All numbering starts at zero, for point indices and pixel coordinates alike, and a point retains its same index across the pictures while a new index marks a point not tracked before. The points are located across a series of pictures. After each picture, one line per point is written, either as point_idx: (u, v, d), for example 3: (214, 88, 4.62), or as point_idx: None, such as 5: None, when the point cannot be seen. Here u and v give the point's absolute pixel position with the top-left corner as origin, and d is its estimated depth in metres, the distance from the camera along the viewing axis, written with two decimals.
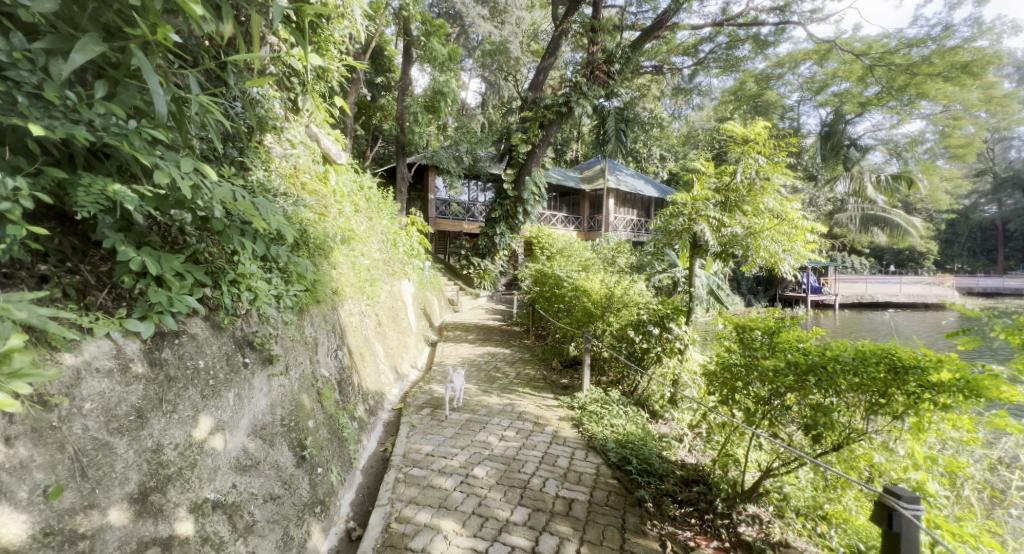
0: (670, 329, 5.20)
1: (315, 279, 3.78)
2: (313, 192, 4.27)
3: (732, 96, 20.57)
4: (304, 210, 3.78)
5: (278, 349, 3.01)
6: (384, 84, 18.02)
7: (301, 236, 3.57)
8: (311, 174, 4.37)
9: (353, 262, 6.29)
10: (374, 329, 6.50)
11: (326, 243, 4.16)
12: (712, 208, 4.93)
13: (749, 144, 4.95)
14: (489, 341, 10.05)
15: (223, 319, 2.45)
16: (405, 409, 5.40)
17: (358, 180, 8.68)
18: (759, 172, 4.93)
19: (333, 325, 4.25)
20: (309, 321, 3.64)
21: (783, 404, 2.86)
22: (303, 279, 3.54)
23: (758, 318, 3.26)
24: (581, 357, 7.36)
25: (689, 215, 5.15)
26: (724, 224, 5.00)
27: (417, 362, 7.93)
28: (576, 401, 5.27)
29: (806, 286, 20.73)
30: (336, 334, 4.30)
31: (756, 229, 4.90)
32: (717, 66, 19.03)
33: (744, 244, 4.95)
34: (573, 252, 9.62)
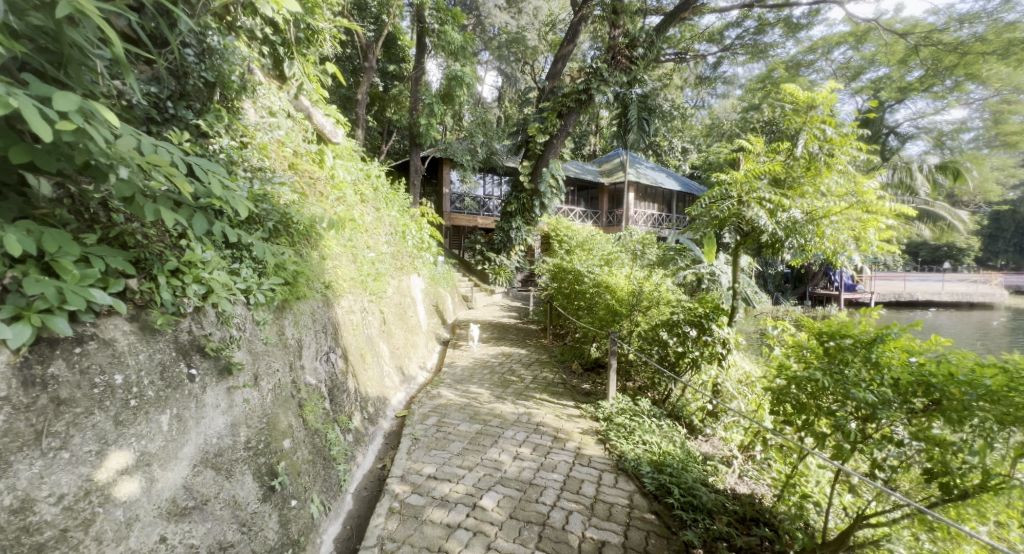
0: (710, 332, 4.56)
1: (298, 270, 3.23)
2: (299, 169, 3.75)
3: (760, 84, 19.60)
4: (284, 190, 3.26)
5: (244, 355, 2.47)
6: (397, 74, 17.61)
7: (279, 219, 3.05)
8: (297, 150, 3.86)
9: (355, 255, 5.78)
10: (378, 328, 6.00)
11: (313, 228, 3.63)
12: (766, 188, 4.24)
13: (812, 113, 4.35)
14: (504, 340, 9.51)
15: (155, 319, 1.98)
16: (409, 416, 4.88)
17: (364, 168, 8.19)
18: (824, 145, 4.29)
19: (323, 325, 3.72)
20: (290, 319, 3.10)
21: (888, 438, 2.29)
22: (284, 272, 3.02)
23: (836, 322, 2.69)
24: (604, 359, 6.76)
25: (736, 197, 4.44)
26: (778, 208, 4.31)
27: (427, 362, 7.42)
28: (600, 411, 4.75)
29: (839, 284, 19.71)
30: (327, 335, 3.80)
31: (820, 212, 4.19)
32: (744, 52, 18.24)
33: (805, 230, 4.23)
34: (595, 245, 8.99)
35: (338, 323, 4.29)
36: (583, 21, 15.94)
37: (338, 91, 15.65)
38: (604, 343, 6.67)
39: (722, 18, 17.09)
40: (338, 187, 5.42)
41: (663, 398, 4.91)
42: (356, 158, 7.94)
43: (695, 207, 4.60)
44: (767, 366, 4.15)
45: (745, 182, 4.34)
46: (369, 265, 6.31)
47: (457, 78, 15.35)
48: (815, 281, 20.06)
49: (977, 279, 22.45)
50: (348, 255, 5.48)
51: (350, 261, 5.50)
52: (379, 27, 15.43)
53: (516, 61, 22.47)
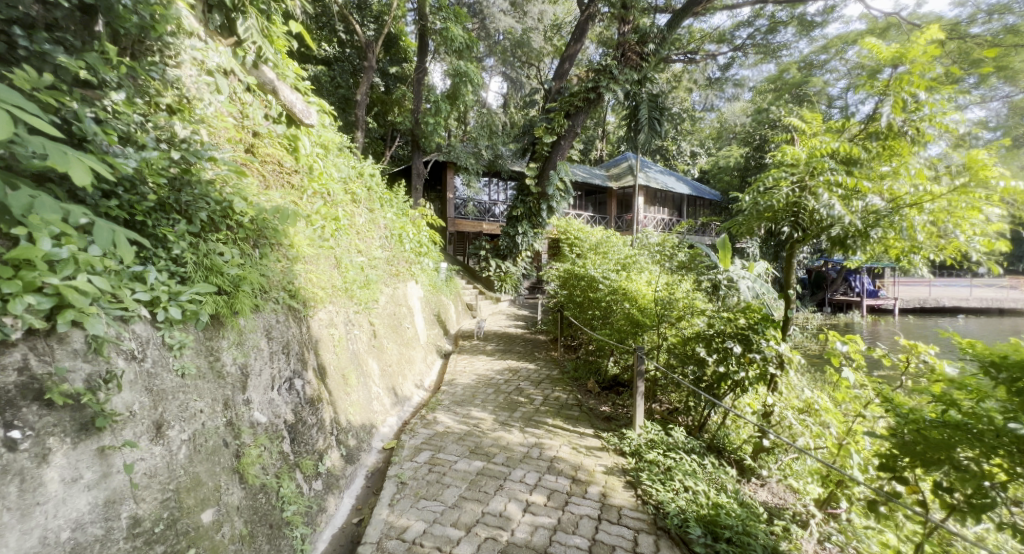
0: (757, 349, 3.78)
1: (240, 277, 2.57)
2: (236, 141, 3.14)
3: (771, 86, 18.94)
4: (219, 174, 2.68)
5: (124, 406, 1.88)
6: (399, 75, 17.13)
7: (205, 216, 2.51)
8: (251, 127, 3.34)
9: (337, 260, 5.05)
10: (367, 344, 5.30)
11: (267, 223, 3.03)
12: (837, 171, 3.55)
13: (898, 75, 3.50)
14: (511, 353, 8.79)
15: None
16: (398, 448, 4.15)
17: (357, 165, 7.50)
18: (915, 115, 3.46)
19: (284, 343, 3.02)
20: (228, 341, 2.43)
21: None
22: (216, 279, 2.37)
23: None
24: (623, 377, 6.01)
25: (797, 183, 3.75)
26: (851, 195, 3.55)
27: (425, 380, 6.68)
28: (627, 444, 4.04)
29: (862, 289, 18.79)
30: (289, 356, 3.07)
31: (908, 200, 3.35)
32: (755, 52, 17.77)
33: (890, 220, 3.36)
34: (610, 248, 8.20)
35: (311, 340, 3.58)
36: (591, 19, 15.43)
37: (336, 91, 15.08)
38: (624, 358, 5.90)
39: (734, 16, 16.51)
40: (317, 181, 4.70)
41: (698, 426, 4.16)
42: (346, 153, 7.25)
43: (743, 197, 3.93)
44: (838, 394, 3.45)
45: (809, 164, 3.66)
46: (354, 269, 5.59)
47: (461, 76, 14.79)
48: (835, 287, 19.14)
49: (1007, 285, 21.43)
50: (326, 257, 4.77)
51: (329, 263, 4.78)
52: (380, 26, 15.00)
53: (521, 63, 21.98)
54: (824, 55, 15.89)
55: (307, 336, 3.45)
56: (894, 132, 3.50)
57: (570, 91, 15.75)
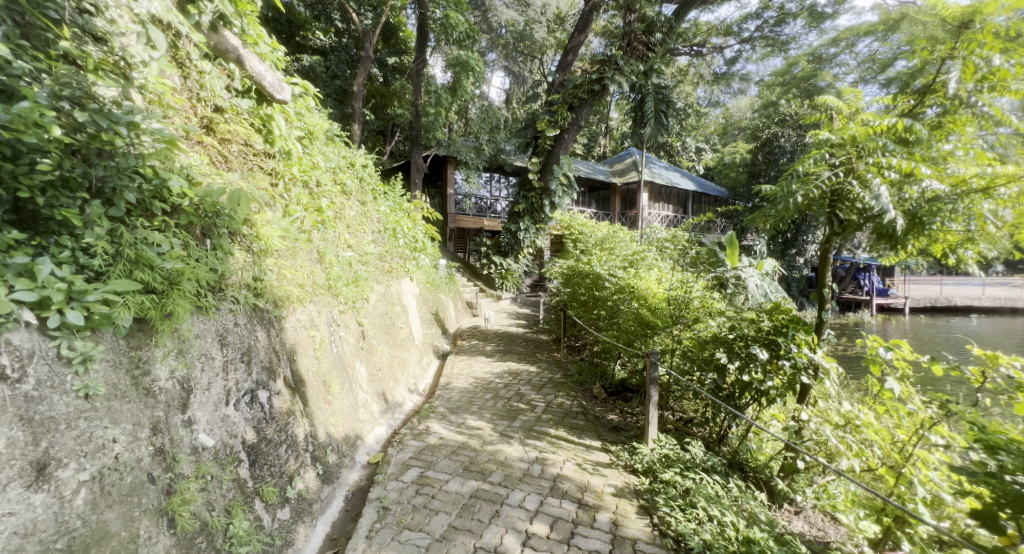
0: (786, 356, 3.38)
1: (174, 278, 2.28)
2: (178, 110, 2.77)
3: (779, 81, 18.41)
4: (157, 157, 2.34)
5: None
6: (398, 66, 16.67)
7: (129, 206, 2.25)
8: (191, 101, 2.99)
9: (321, 256, 4.65)
10: (354, 347, 4.92)
11: (220, 213, 2.69)
12: (892, 151, 3.07)
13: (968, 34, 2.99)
14: (511, 354, 8.36)
15: None
16: (384, 463, 3.76)
17: (347, 154, 7.06)
18: (982, 85, 3.02)
19: (244, 349, 2.67)
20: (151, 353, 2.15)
21: None
22: (141, 276, 2.12)
23: None
24: (631, 382, 5.60)
25: (841, 166, 3.27)
26: (904, 178, 3.09)
27: (419, 383, 6.30)
28: (638, 460, 3.64)
29: (872, 288, 18.29)
30: (251, 365, 2.70)
31: (974, 184, 2.89)
32: (763, 45, 17.31)
33: (951, 206, 2.89)
34: (616, 244, 7.74)
35: (283, 344, 3.19)
36: (596, 10, 14.91)
37: (333, 83, 14.64)
38: (632, 361, 5.49)
39: (742, 8, 16.04)
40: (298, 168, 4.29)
41: (716, 440, 3.77)
42: (334, 142, 6.81)
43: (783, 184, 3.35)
44: (876, 408, 3.07)
45: (860, 143, 3.16)
46: (340, 266, 5.19)
47: (462, 65, 14.37)
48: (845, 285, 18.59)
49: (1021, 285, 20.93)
50: (307, 253, 4.37)
51: (311, 259, 4.38)
52: (377, 15, 14.54)
53: (522, 57, 21.50)
54: (835, 47, 15.45)
55: (279, 341, 3.09)
56: (958, 103, 3.03)
57: (573, 82, 15.27)
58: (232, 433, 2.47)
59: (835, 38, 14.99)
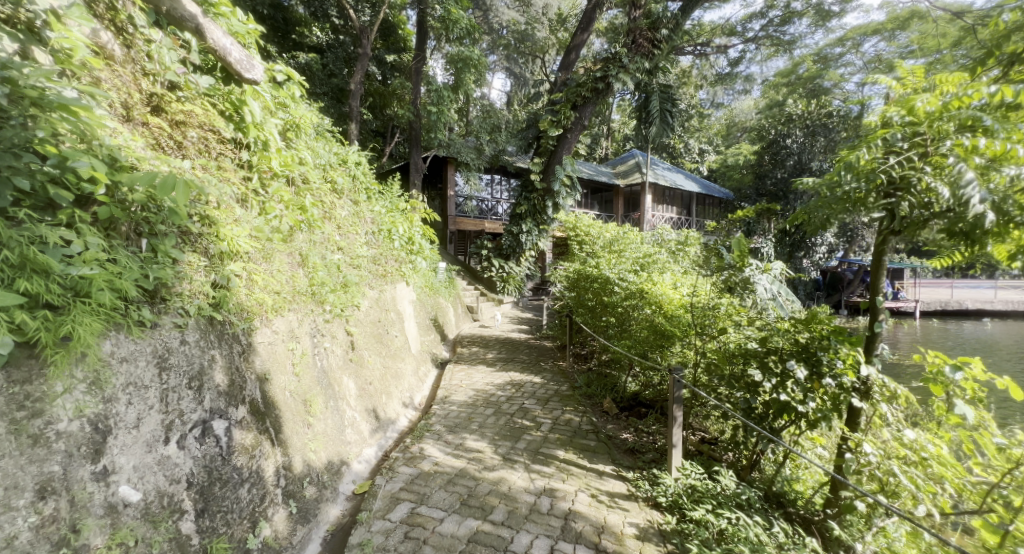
0: (830, 373, 2.91)
1: (74, 288, 1.91)
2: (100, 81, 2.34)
3: (784, 82, 18.07)
4: (63, 137, 1.93)
5: None
6: (396, 64, 16.25)
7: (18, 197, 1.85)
8: (127, 71, 2.54)
9: (303, 259, 4.20)
10: (341, 359, 4.48)
11: (151, 207, 2.31)
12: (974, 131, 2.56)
13: None
14: (513, 363, 7.90)
15: None
16: (372, 496, 3.31)
17: (339, 151, 6.63)
18: None
19: (190, 374, 2.30)
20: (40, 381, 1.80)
21: None
22: (26, 286, 1.75)
23: None
24: (644, 396, 5.15)
25: (908, 150, 2.72)
26: (994, 164, 2.53)
27: (414, 397, 5.84)
28: (662, 493, 3.20)
29: None
30: (198, 392, 2.32)
31: None
32: (768, 44, 16.95)
33: None
34: (626, 246, 7.27)
35: (247, 362, 2.77)
36: (599, 8, 14.61)
37: (330, 81, 14.25)
38: (646, 374, 5.05)
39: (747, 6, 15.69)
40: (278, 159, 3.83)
41: (748, 467, 3.32)
42: (323, 137, 6.39)
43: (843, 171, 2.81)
44: (942, 437, 2.61)
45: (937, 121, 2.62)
46: (324, 270, 4.73)
47: (464, 60, 13.98)
48: (854, 289, 18.10)
49: None
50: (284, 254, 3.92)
51: (288, 261, 3.93)
52: (375, 12, 14.13)
53: (523, 56, 21.11)
54: (841, 46, 15.06)
55: (241, 361, 2.68)
56: None
57: (575, 80, 14.88)
58: (174, 479, 2.15)
59: (843, 37, 14.63)
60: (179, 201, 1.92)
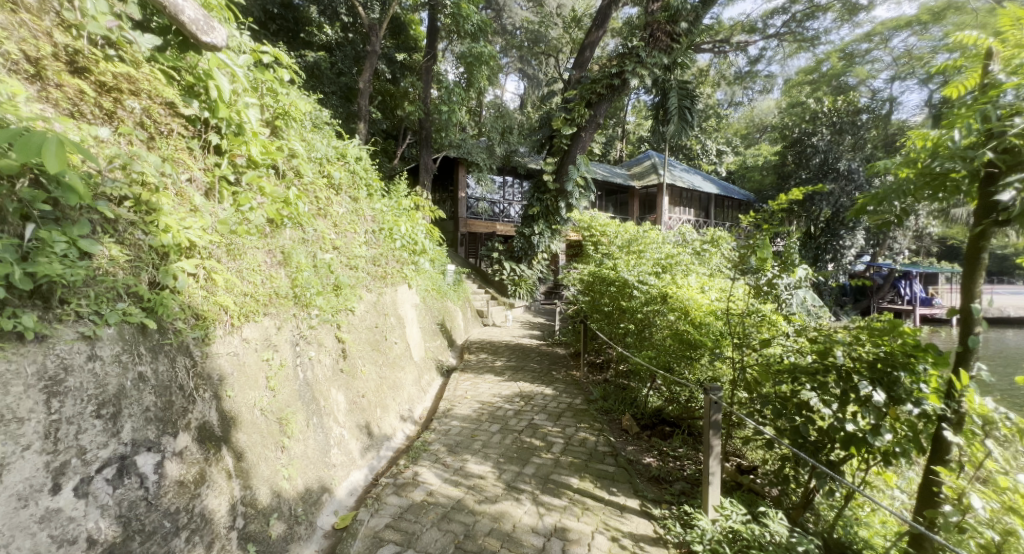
0: (908, 400, 2.47)
1: None
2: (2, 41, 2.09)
3: (807, 80, 17.39)
4: None
5: None
6: (407, 63, 15.93)
7: None
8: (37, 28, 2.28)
9: (286, 257, 3.77)
10: (331, 370, 4.06)
11: (55, 184, 1.96)
12: None
13: None
14: (523, 371, 7.41)
15: None
16: (352, 535, 2.88)
17: (337, 145, 6.25)
18: None
19: (91, 400, 1.93)
20: None
21: None
22: None
23: None
24: (668, 413, 4.64)
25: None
26: None
27: (415, 410, 5.40)
28: (698, 538, 2.71)
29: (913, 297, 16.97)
30: (107, 420, 1.96)
31: None
32: (790, 41, 16.30)
33: None
34: (646, 246, 6.73)
35: (193, 382, 2.37)
36: (615, 4, 14.16)
37: (338, 80, 13.92)
38: (670, 387, 4.54)
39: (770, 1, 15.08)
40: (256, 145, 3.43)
41: (800, 507, 2.84)
42: (320, 130, 6.01)
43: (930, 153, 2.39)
44: None
45: None
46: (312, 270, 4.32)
47: (475, 56, 13.58)
48: (882, 294, 17.20)
49: None
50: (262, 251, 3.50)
51: (267, 260, 3.51)
52: (385, 8, 13.81)
53: (535, 55, 20.69)
54: (867, 42, 14.35)
55: (181, 382, 2.30)
56: None
57: (590, 78, 14.40)
58: (65, 540, 1.77)
59: (871, 31, 13.97)
60: (48, 167, 1.56)
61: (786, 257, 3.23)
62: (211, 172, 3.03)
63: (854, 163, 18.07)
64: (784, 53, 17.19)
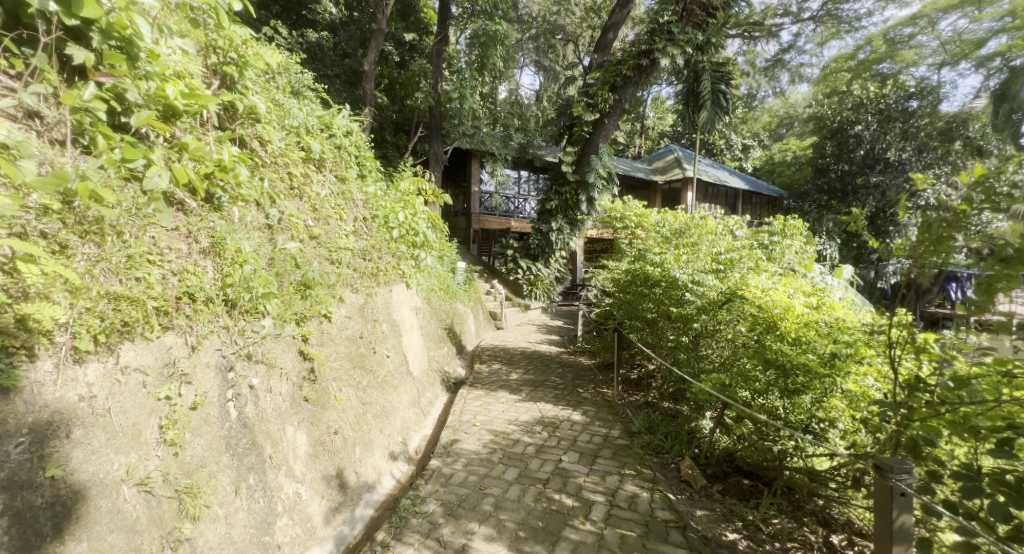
0: None
1: None
2: None
3: (847, 66, 15.95)
4: None
5: None
6: (416, 44, 14.88)
7: None
8: None
9: (218, 244, 2.65)
10: (289, 400, 2.97)
11: None
12: None
13: None
14: (543, 388, 6.24)
15: None
16: None
17: (320, 114, 5.20)
18: None
19: None
20: None
21: None
22: None
23: None
24: (746, 458, 3.49)
25: None
26: None
27: (411, 442, 4.28)
28: None
29: None
30: None
31: None
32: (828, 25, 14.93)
33: None
34: (700, 237, 5.50)
35: None
36: None
37: (342, 62, 12.86)
38: (752, 424, 3.39)
39: None
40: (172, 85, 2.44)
41: None
42: (298, 97, 4.98)
43: None
44: None
45: None
46: (262, 260, 3.21)
47: (489, 35, 12.52)
48: None
49: None
50: (172, 234, 2.43)
51: (183, 247, 2.45)
52: None
53: (551, 43, 19.50)
54: (912, 26, 13.44)
55: None
56: None
57: (614, 58, 13.22)
58: None
59: (918, 12, 12.83)
60: None
61: (1000, 248, 2.01)
62: (68, 109, 2.02)
63: (904, 153, 16.27)
64: (817, 37, 15.93)
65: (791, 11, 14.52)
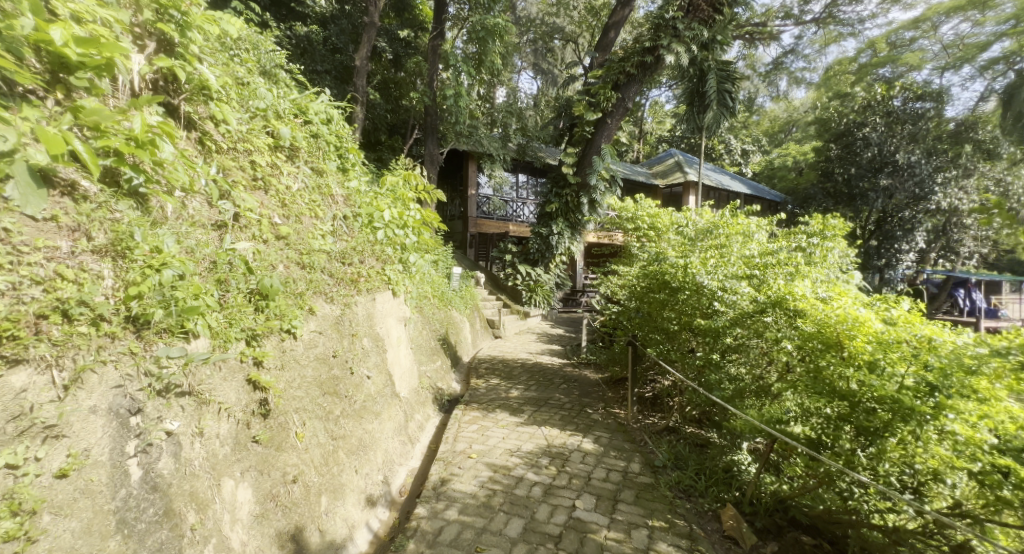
0: None
1: None
2: None
3: (852, 70, 15.47)
4: None
5: None
6: (410, 42, 14.27)
7: None
8: None
9: (120, 244, 2.00)
10: (229, 444, 2.30)
11: None
12: None
13: None
14: (548, 408, 5.55)
15: None
16: None
17: (295, 98, 4.54)
18: None
19: None
20: None
21: None
22: None
23: None
24: (803, 508, 2.86)
25: None
26: None
27: (395, 481, 3.62)
28: None
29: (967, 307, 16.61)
30: None
31: None
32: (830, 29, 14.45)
33: None
34: (728, 239, 4.86)
35: None
36: None
37: (332, 57, 12.24)
38: (812, 465, 2.77)
39: None
40: (61, 28, 1.84)
41: None
42: (268, 79, 4.33)
43: None
44: None
45: None
46: (199, 262, 2.54)
47: (487, 29, 11.88)
48: (938, 302, 16.87)
49: None
50: (44, 228, 1.85)
51: (60, 245, 1.85)
52: None
53: (549, 45, 18.98)
54: (914, 30, 13.13)
55: None
56: None
57: (617, 55, 12.67)
58: None
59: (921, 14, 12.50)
60: None
61: None
62: None
63: (914, 155, 15.16)
64: (817, 41, 15.51)
65: (792, 11, 13.97)
